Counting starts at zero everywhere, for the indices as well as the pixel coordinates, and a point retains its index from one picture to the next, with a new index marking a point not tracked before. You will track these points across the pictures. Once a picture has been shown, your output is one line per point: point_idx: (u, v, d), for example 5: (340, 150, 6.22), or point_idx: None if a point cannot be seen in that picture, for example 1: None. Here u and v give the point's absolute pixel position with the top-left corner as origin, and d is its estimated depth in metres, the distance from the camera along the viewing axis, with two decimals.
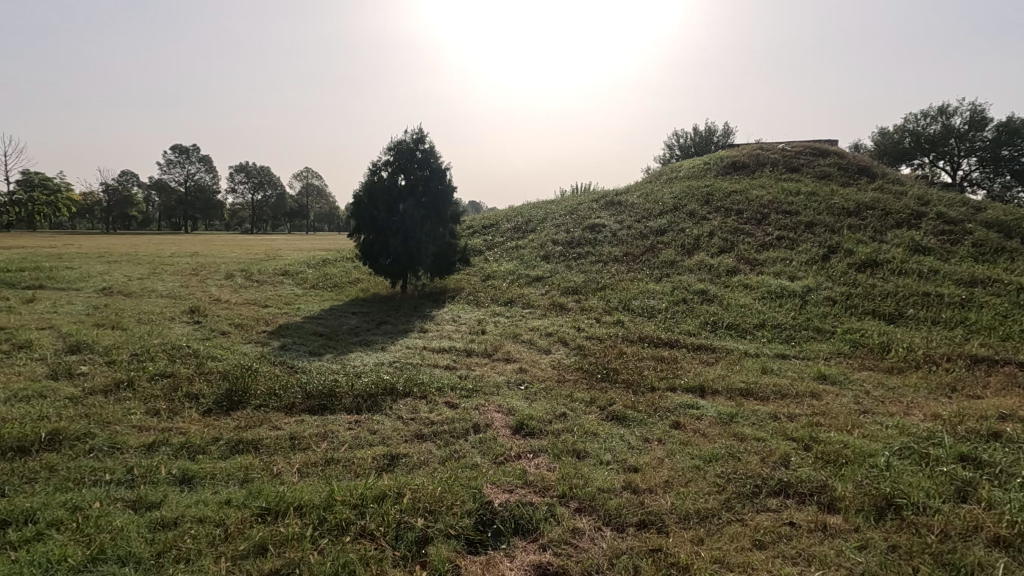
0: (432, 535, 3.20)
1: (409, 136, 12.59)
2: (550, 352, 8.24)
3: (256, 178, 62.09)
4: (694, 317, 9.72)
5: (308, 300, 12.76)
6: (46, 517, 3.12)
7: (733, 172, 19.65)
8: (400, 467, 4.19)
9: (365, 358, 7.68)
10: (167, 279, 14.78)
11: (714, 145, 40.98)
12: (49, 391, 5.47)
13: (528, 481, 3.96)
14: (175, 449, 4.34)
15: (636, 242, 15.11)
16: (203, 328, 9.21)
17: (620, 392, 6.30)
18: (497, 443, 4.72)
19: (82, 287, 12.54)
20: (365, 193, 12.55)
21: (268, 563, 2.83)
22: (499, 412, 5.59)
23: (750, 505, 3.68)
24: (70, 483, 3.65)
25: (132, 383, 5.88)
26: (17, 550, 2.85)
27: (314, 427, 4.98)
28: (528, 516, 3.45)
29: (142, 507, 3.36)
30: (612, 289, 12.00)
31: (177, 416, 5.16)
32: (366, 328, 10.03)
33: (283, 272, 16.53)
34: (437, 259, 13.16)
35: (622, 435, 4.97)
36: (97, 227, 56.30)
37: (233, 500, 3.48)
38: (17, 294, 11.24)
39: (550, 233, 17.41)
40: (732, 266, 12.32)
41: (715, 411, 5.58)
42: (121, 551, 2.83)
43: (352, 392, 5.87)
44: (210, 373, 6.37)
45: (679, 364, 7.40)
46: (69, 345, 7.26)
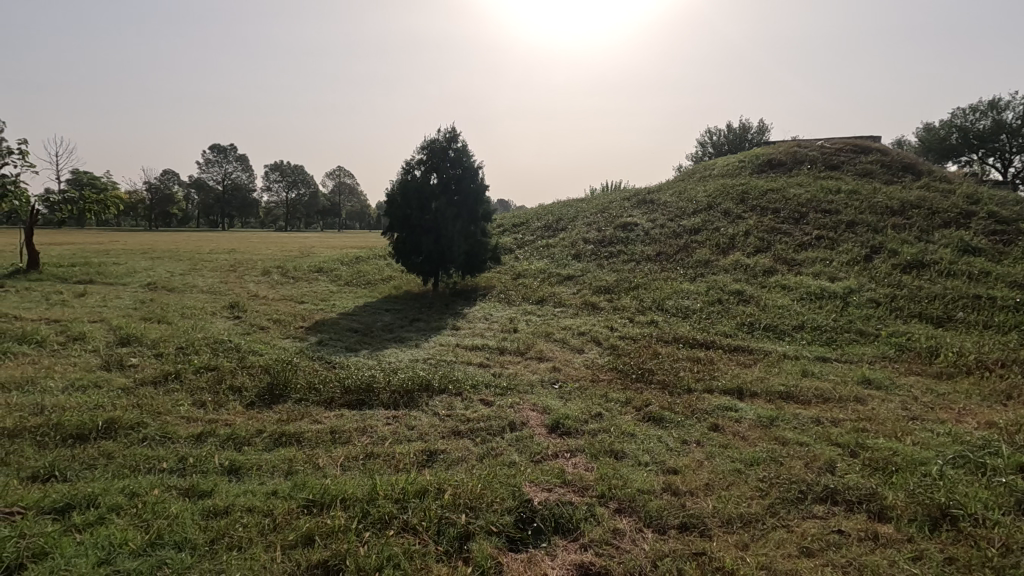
0: (474, 531, 3.22)
1: (442, 134, 12.68)
2: (583, 352, 8.21)
3: (290, 177, 63.57)
4: (731, 318, 9.56)
5: (342, 297, 12.98)
6: (107, 501, 3.26)
7: (769, 170, 19.21)
8: (439, 463, 4.23)
9: (400, 355, 7.78)
10: (207, 275, 15.22)
11: (749, 143, 40.03)
12: (103, 381, 5.72)
13: (566, 480, 3.95)
14: (223, 440, 4.48)
15: (669, 241, 14.91)
16: (243, 323, 9.47)
17: (656, 393, 6.24)
18: (533, 442, 4.72)
19: (129, 282, 13.04)
20: (398, 192, 12.72)
21: (315, 553, 2.89)
22: (534, 411, 5.60)
23: (796, 511, 3.59)
24: (126, 470, 3.81)
25: (179, 375, 6.09)
26: (81, 533, 2.98)
27: (353, 421, 5.08)
28: (568, 515, 3.44)
29: (194, 495, 3.49)
30: (645, 288, 11.87)
31: (222, 408, 5.32)
32: (400, 324, 10.17)
33: (317, 269, 16.87)
34: (469, 258, 13.22)
35: (660, 436, 4.92)
36: (140, 225, 58.51)
37: (279, 492, 3.56)
38: (70, 289, 11.76)
39: (582, 232, 17.30)
40: (769, 266, 12.05)
41: (754, 414, 5.48)
42: (177, 537, 2.94)
43: (389, 388, 5.96)
44: (252, 367, 6.54)
45: (716, 365, 7.28)
46: (119, 337, 7.56)
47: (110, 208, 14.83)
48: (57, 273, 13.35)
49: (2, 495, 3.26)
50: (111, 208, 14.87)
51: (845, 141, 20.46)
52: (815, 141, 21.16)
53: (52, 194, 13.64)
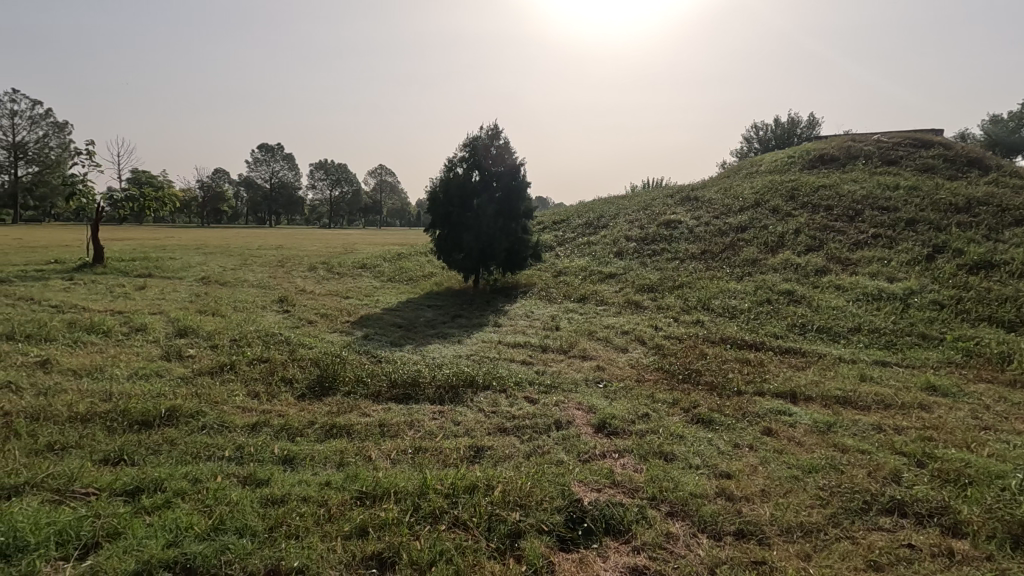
0: (525, 529, 3.20)
1: (484, 132, 12.75)
2: (627, 351, 8.08)
3: (335, 176, 65.22)
4: (781, 319, 9.25)
5: (385, 292, 13.22)
6: (173, 486, 3.40)
7: (821, 166, 18.46)
8: (486, 460, 4.23)
9: (444, 351, 7.85)
10: (257, 270, 15.76)
11: (798, 137, 38.55)
12: (165, 370, 5.99)
13: (616, 480, 3.89)
14: (277, 430, 4.60)
15: (714, 239, 14.57)
16: (292, 316, 9.76)
17: (704, 394, 6.09)
18: (580, 441, 4.67)
19: (184, 276, 13.63)
20: (441, 189, 12.86)
21: (370, 546, 2.92)
22: (579, 410, 5.54)
23: (860, 522, 3.43)
24: (188, 457, 3.96)
25: (234, 366, 6.31)
26: (150, 515, 3.11)
27: (400, 415, 5.15)
28: (619, 517, 3.38)
29: (252, 483, 3.60)
30: (690, 287, 11.62)
31: (275, 399, 5.48)
32: (442, 320, 10.27)
33: (361, 265, 17.23)
34: (510, 255, 13.19)
35: (710, 439, 4.79)
36: (194, 221, 61.14)
37: (332, 482, 3.63)
38: (133, 282, 12.39)
39: (624, 229, 17.12)
40: (821, 265, 11.58)
41: (810, 419, 5.26)
42: (238, 523, 3.02)
43: (435, 383, 6.02)
44: (302, 359, 6.72)
45: (767, 367, 7.04)
46: (178, 329, 7.90)
47: (168, 205, 15.50)
48: (120, 267, 14.05)
49: (78, 475, 3.43)
50: (168, 205, 15.56)
51: (904, 135, 19.48)
52: (871, 135, 20.25)
53: (115, 191, 14.34)
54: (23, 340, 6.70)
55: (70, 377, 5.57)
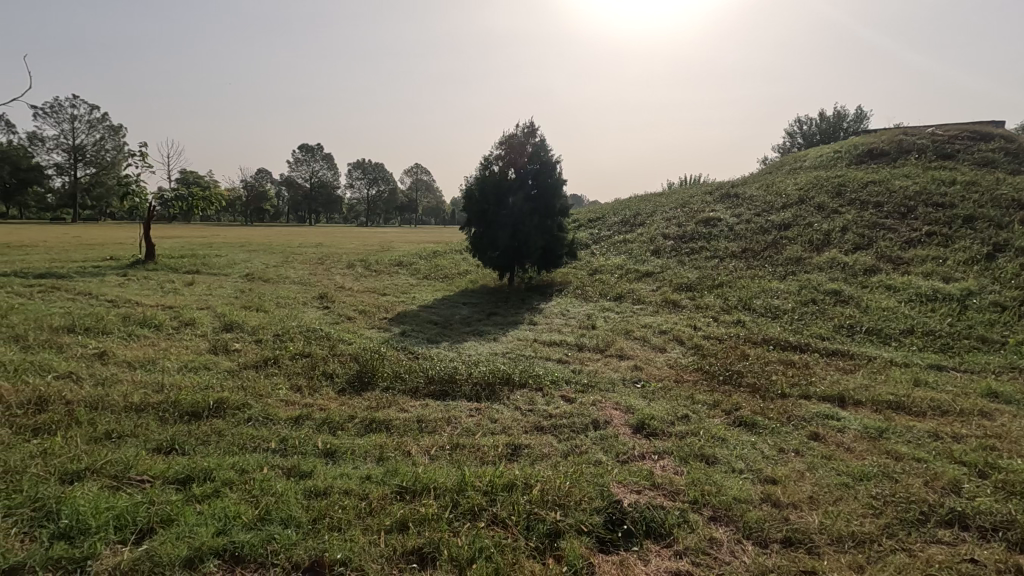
0: (564, 530, 3.17)
1: (521, 129, 12.75)
2: (665, 351, 7.94)
3: (372, 175, 66.41)
4: (827, 319, 8.91)
5: (421, 290, 13.36)
6: (221, 476, 3.51)
7: (870, 161, 17.71)
8: (523, 458, 4.22)
9: (480, 348, 7.88)
10: (298, 268, 16.18)
11: (844, 131, 37.11)
12: (213, 364, 6.21)
13: (656, 483, 3.82)
14: (319, 424, 4.70)
15: (755, 237, 14.17)
16: (331, 312, 9.97)
17: (746, 396, 5.91)
18: (618, 441, 4.61)
19: (230, 273, 14.11)
20: (476, 187, 12.91)
21: (411, 540, 2.95)
22: (617, 409, 5.47)
23: (916, 534, 3.27)
24: (235, 447, 4.09)
25: (277, 360, 6.49)
26: (200, 503, 3.22)
27: (438, 411, 5.18)
28: (660, 520, 3.31)
29: (296, 475, 3.68)
30: (730, 286, 11.33)
31: (316, 393, 5.61)
32: (478, 318, 10.31)
33: (398, 263, 17.48)
34: (545, 253, 13.13)
35: (754, 443, 4.64)
36: (238, 220, 63.25)
37: (373, 476, 3.68)
38: (181, 278, 12.89)
39: (660, 227, 16.83)
40: (870, 264, 11.11)
41: (860, 424, 5.04)
42: (284, 514, 3.09)
43: (471, 380, 6.05)
44: (342, 355, 6.85)
45: (813, 369, 6.79)
46: (224, 323, 8.18)
47: (215, 204, 16.06)
48: (169, 264, 14.63)
49: (133, 463, 3.58)
50: (215, 204, 16.14)
51: (961, 127, 18.51)
52: (925, 128, 19.32)
53: (166, 191, 14.96)
54: (83, 332, 7.05)
55: (125, 368, 5.82)
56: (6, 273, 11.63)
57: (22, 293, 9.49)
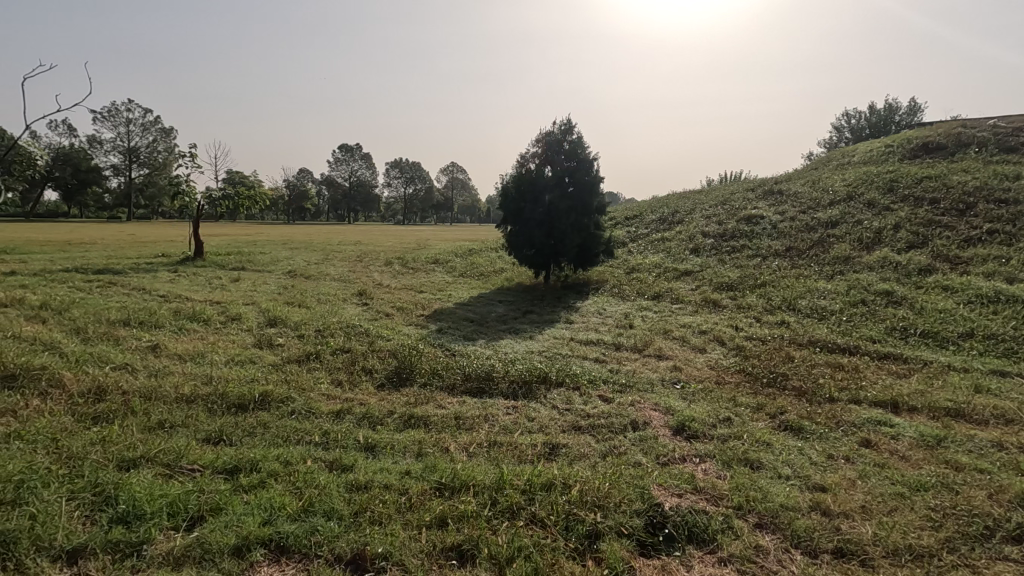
0: (604, 531, 3.12)
1: (557, 127, 12.69)
2: (705, 351, 7.76)
3: (409, 173, 67.36)
4: (878, 321, 8.53)
5: (458, 287, 13.44)
6: (267, 467, 3.60)
7: (925, 156, 16.88)
8: (561, 457, 4.18)
9: (516, 346, 7.88)
10: (338, 265, 16.52)
11: (896, 125, 35.48)
12: (257, 358, 6.39)
13: (698, 486, 3.72)
14: (359, 418, 4.77)
15: (800, 235, 13.71)
16: (370, 309, 10.15)
17: (792, 399, 5.70)
18: (658, 443, 4.52)
19: (273, 270, 14.53)
20: (513, 185, 12.93)
21: (450, 537, 2.95)
22: (656, 410, 5.37)
23: (980, 549, 3.08)
24: (280, 440, 4.19)
25: (319, 355, 6.64)
26: (247, 493, 3.31)
27: (475, 408, 5.19)
28: (703, 525, 3.22)
29: (338, 468, 3.74)
30: (773, 286, 10.99)
31: (356, 388, 5.71)
32: (513, 316, 10.30)
33: (434, 261, 17.64)
34: (581, 251, 13.00)
35: (801, 448, 4.48)
36: (281, 218, 65.18)
37: (412, 472, 3.71)
38: (228, 274, 13.34)
39: (700, 225, 16.47)
40: (925, 263, 10.57)
41: (916, 431, 4.80)
42: (326, 507, 3.15)
43: (508, 378, 6.04)
44: (381, 351, 6.95)
45: (863, 373, 6.51)
46: (268, 319, 8.42)
47: (259, 203, 16.56)
48: (217, 261, 15.16)
49: (184, 452, 3.72)
50: (259, 203, 16.65)
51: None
52: (986, 120, 18.27)
53: (214, 191, 15.53)
54: (137, 326, 7.37)
55: (176, 361, 6.05)
56: (68, 268, 12.26)
57: (82, 288, 10.00)
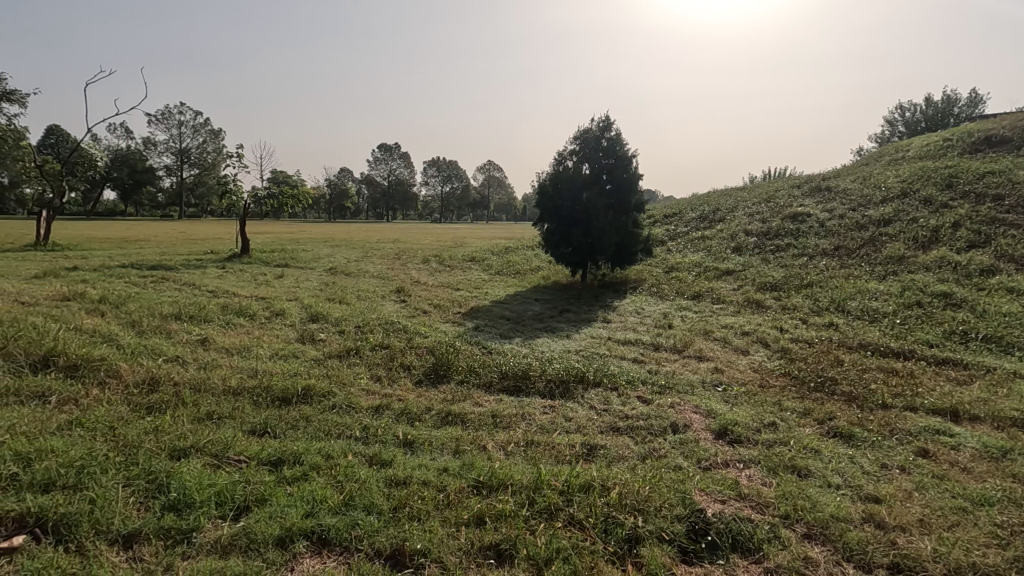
0: (644, 536, 3.06)
1: (595, 124, 12.56)
2: (748, 353, 7.54)
3: (446, 172, 68.00)
4: (935, 324, 8.10)
5: (494, 285, 13.48)
6: (309, 460, 3.68)
7: (987, 149, 15.92)
8: (600, 459, 4.12)
9: (553, 345, 7.83)
10: (377, 262, 16.81)
11: (955, 117, 33.65)
12: (300, 352, 6.56)
13: (742, 493, 3.60)
14: (397, 414, 4.82)
15: (850, 233, 13.15)
16: (408, 306, 10.28)
17: (841, 405, 5.46)
18: (699, 447, 4.40)
19: (315, 267, 14.89)
20: (550, 183, 12.86)
21: (488, 536, 2.94)
22: (697, 413, 5.24)
23: None
24: (322, 433, 4.28)
25: (359, 351, 6.75)
26: (290, 485, 3.39)
27: (512, 407, 5.19)
28: (748, 534, 3.11)
29: (377, 463, 3.79)
30: (821, 286, 10.59)
31: (394, 384, 5.78)
32: (550, 314, 10.26)
33: (471, 258, 17.76)
34: (619, 250, 12.82)
35: (852, 456, 4.28)
36: (322, 217, 66.88)
37: (450, 469, 3.72)
38: (272, 271, 13.76)
39: (743, 222, 16.02)
40: (987, 264, 9.98)
41: (979, 442, 4.52)
42: (366, 501, 3.19)
43: (545, 377, 6.01)
44: (419, 347, 7.02)
45: (919, 379, 6.19)
46: (310, 314, 8.63)
47: (302, 202, 17.00)
48: (262, 258, 15.65)
49: (231, 443, 3.83)
50: (302, 202, 17.09)
51: None
52: None
53: (260, 190, 16.04)
54: (187, 320, 7.67)
55: (224, 354, 6.26)
56: (124, 265, 12.86)
57: (138, 283, 10.49)
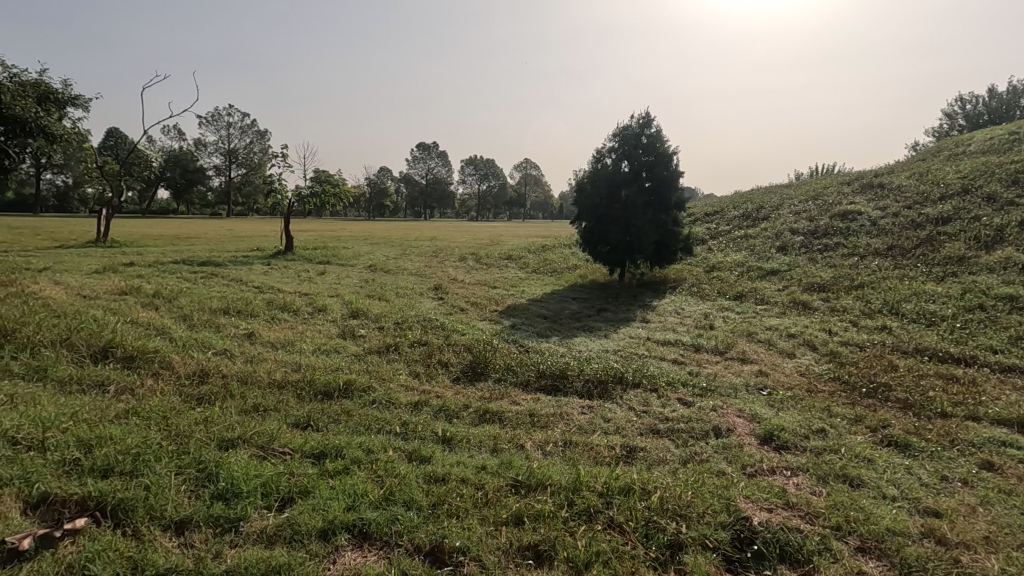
0: (687, 542, 2.97)
1: (635, 120, 12.38)
2: (794, 356, 7.28)
3: (483, 170, 68.37)
4: (999, 329, 7.63)
5: (531, 284, 13.45)
6: (351, 454, 3.74)
7: None
8: (639, 461, 4.04)
9: (591, 344, 7.75)
10: (415, 260, 17.02)
11: (1021, 109, 31.72)
12: (342, 348, 6.69)
13: (790, 502, 3.46)
14: (435, 411, 4.85)
15: (905, 232, 12.54)
16: (446, 303, 10.37)
17: (896, 413, 5.20)
18: (744, 452, 4.27)
19: (356, 264, 15.19)
20: (589, 180, 12.74)
21: (527, 536, 2.92)
22: (740, 417, 5.08)
23: None
24: (362, 428, 4.35)
25: (398, 347, 6.84)
26: (333, 478, 3.45)
27: (550, 406, 5.15)
28: (797, 545, 2.98)
29: (416, 459, 3.82)
30: (872, 288, 10.13)
31: (433, 380, 5.84)
32: (588, 313, 10.17)
33: (508, 256, 17.79)
34: (658, 248, 12.58)
35: (909, 467, 4.07)
36: (362, 215, 68.31)
37: (488, 467, 3.72)
38: (315, 268, 14.11)
39: (788, 221, 15.51)
40: None
41: None
42: (406, 496, 3.22)
43: (583, 377, 5.94)
44: (456, 345, 7.06)
45: (982, 387, 5.83)
46: (351, 310, 8.80)
47: (343, 200, 17.38)
48: (306, 255, 16.08)
49: (276, 435, 3.93)
50: (343, 200, 17.47)
51: None
52: None
53: (303, 189, 16.48)
54: (235, 314, 7.93)
55: (269, 349, 6.44)
56: (177, 261, 13.42)
57: (189, 279, 10.92)
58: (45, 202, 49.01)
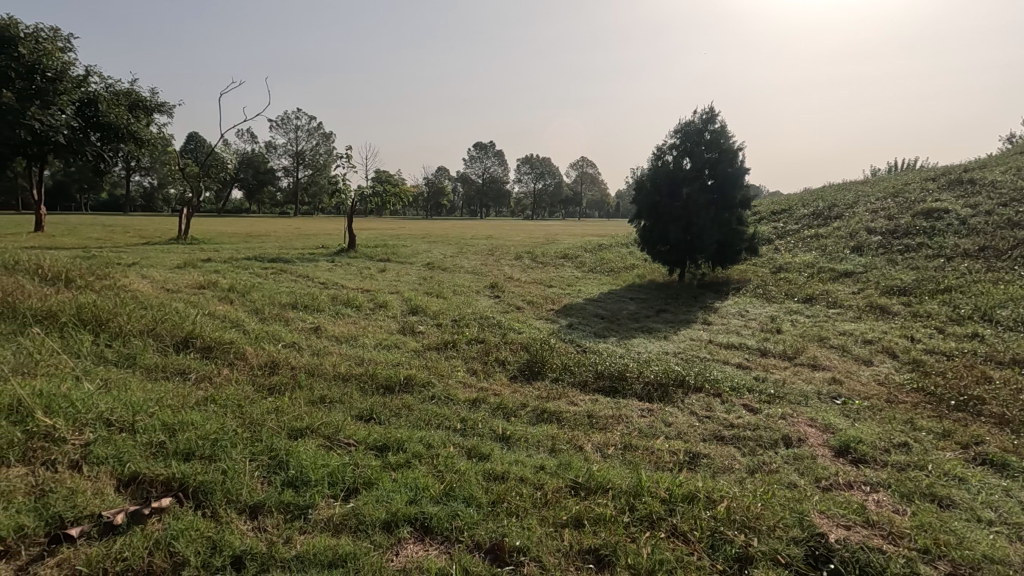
0: (755, 556, 2.83)
1: (698, 117, 12.03)
2: (871, 363, 6.83)
3: (540, 169, 68.42)
4: None
5: (587, 283, 13.31)
6: (411, 448, 3.81)
7: None
8: (703, 468, 3.90)
9: (650, 346, 7.58)
10: (471, 258, 17.21)
11: None
12: (402, 343, 6.84)
13: (870, 519, 3.23)
14: (493, 408, 4.87)
15: (999, 232, 11.52)
16: (502, 301, 10.41)
17: (990, 429, 4.77)
18: (817, 464, 4.03)
19: (414, 261, 15.52)
20: (648, 178, 12.47)
21: (588, 540, 2.88)
22: (812, 427, 4.81)
23: None
24: (422, 422, 4.41)
25: (455, 344, 6.92)
26: (394, 471, 3.52)
27: (609, 408, 5.07)
28: (879, 565, 2.78)
29: (475, 456, 3.84)
30: (961, 292, 9.37)
31: (490, 377, 5.87)
32: (646, 314, 9.94)
33: (564, 255, 17.67)
34: (721, 248, 12.12)
35: (1006, 488, 3.71)
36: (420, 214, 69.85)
37: (547, 467, 3.69)
38: (376, 265, 14.54)
39: (864, 220, 14.58)
40: None
41: None
42: (465, 493, 3.24)
43: (642, 379, 5.81)
44: (513, 343, 7.08)
45: None
46: (410, 307, 9.00)
47: (403, 199, 17.81)
48: (367, 253, 16.61)
49: (342, 427, 4.06)
50: (403, 200, 17.89)
51: None
52: None
53: (365, 189, 17.01)
54: (302, 309, 8.28)
55: (333, 342, 6.67)
56: (249, 257, 14.17)
57: (261, 274, 11.50)
58: (135, 202, 53.01)
